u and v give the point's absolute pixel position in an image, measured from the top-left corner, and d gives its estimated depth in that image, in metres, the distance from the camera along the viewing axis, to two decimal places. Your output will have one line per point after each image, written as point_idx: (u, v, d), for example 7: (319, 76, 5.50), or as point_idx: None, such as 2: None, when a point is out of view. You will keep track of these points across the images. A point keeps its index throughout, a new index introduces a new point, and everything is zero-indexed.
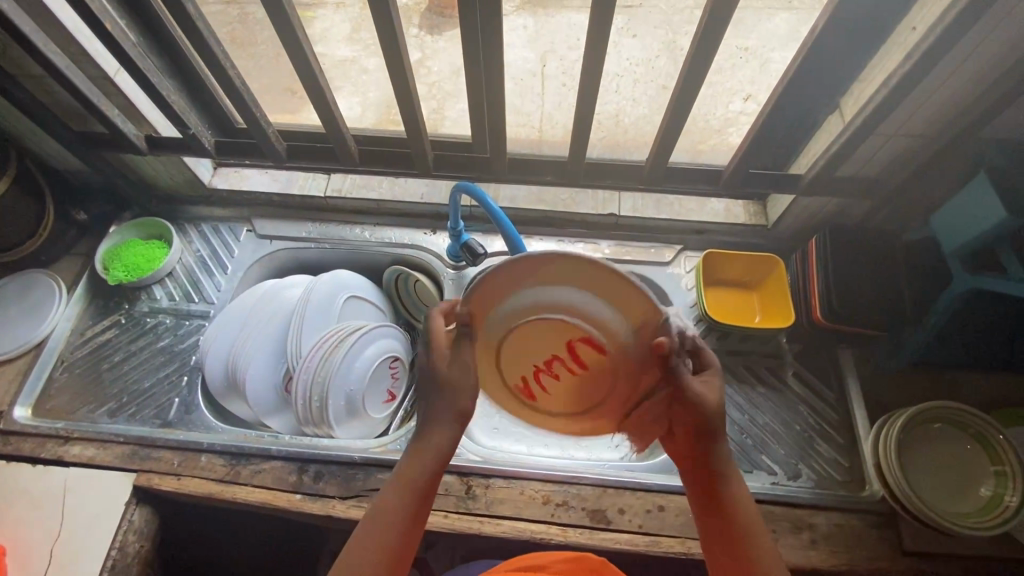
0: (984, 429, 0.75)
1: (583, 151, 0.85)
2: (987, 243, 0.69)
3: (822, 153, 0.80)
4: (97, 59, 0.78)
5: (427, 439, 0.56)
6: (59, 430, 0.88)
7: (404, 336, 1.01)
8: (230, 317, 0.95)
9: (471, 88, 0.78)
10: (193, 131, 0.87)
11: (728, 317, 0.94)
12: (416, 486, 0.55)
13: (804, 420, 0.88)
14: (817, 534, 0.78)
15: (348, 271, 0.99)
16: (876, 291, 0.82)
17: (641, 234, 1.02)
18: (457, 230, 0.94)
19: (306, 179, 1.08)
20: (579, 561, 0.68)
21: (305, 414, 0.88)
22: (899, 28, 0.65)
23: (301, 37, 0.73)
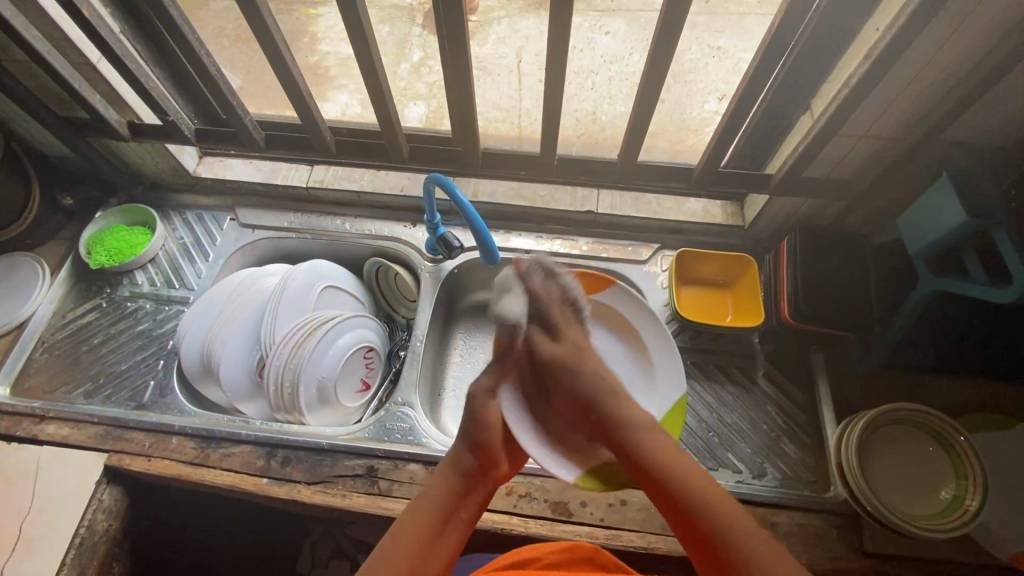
0: (946, 431, 0.75)
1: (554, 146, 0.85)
2: (950, 245, 0.69)
3: (791, 153, 0.80)
4: (78, 45, 0.80)
5: (451, 460, 0.64)
6: (35, 409, 0.90)
7: (380, 327, 1.02)
8: (209, 304, 0.96)
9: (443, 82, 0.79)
10: (173, 117, 0.89)
11: (700, 316, 0.94)
12: (442, 501, 0.60)
13: (773, 420, 0.88)
14: (778, 532, 0.78)
15: (327, 262, 1.01)
16: (846, 292, 0.82)
17: (618, 232, 1.03)
18: (434, 223, 0.95)
19: (290, 170, 1.09)
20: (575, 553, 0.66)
21: (277, 400, 0.89)
22: (863, 29, 0.66)
23: (273, 28, 0.74)
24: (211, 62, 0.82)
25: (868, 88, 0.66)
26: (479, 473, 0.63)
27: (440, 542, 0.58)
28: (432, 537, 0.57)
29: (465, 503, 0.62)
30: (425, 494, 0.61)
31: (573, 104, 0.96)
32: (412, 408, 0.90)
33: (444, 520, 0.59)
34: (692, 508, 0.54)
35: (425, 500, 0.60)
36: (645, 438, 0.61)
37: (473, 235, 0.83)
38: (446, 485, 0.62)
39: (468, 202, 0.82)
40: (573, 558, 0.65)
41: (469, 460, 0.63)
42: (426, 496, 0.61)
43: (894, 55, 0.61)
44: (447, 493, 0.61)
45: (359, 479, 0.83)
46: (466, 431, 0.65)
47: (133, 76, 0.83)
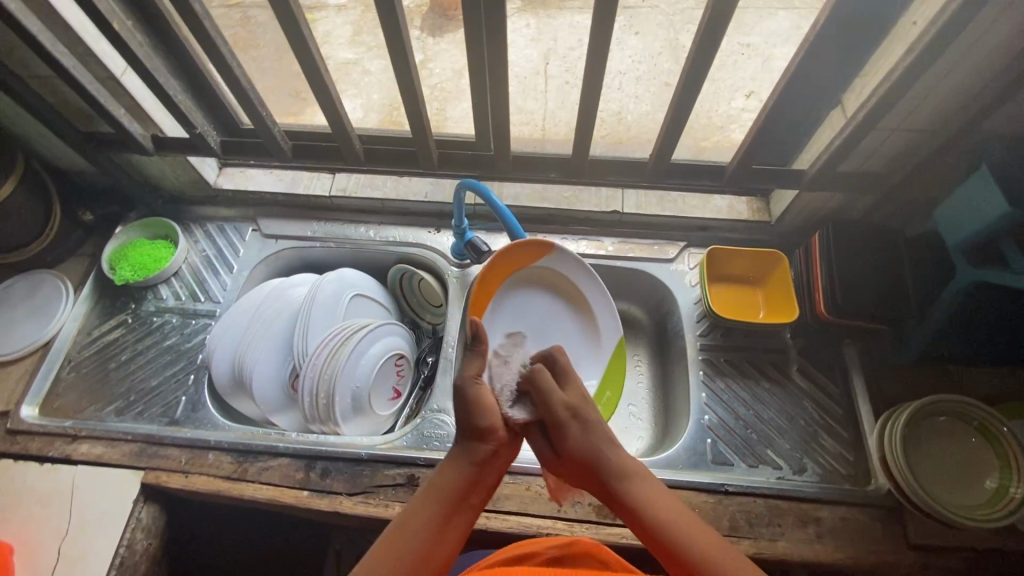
0: (988, 421, 0.76)
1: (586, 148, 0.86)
2: (990, 236, 0.70)
3: (825, 149, 0.80)
4: (103, 59, 0.79)
5: (463, 447, 0.62)
6: (66, 429, 0.88)
7: (408, 334, 1.01)
8: (236, 316, 0.96)
9: (475, 87, 0.79)
10: (199, 130, 0.88)
11: (732, 313, 0.94)
12: (455, 489, 0.58)
13: (809, 415, 0.89)
14: (823, 527, 0.79)
15: (353, 270, 1.00)
16: (881, 285, 0.82)
17: (644, 231, 1.03)
18: (462, 228, 0.95)
19: (312, 179, 1.08)
20: (574, 545, 0.65)
21: (312, 412, 0.88)
22: (901, 23, 0.66)
23: (307, 37, 0.74)
24: (241, 73, 0.81)
25: (908, 81, 0.66)
26: (489, 460, 0.61)
27: (450, 529, 0.57)
28: (442, 525, 0.56)
29: (476, 489, 0.60)
30: (433, 484, 0.59)
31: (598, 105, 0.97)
32: (448, 415, 0.89)
33: (455, 508, 0.58)
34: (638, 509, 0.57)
35: (435, 488, 0.58)
36: (650, 496, 0.57)
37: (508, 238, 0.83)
38: (456, 472, 0.60)
39: (503, 205, 0.82)
40: (571, 550, 0.64)
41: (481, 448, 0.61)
42: (437, 484, 0.59)
43: (937, 48, 0.62)
44: (459, 481, 0.59)
45: (400, 488, 0.82)
46: (468, 418, 0.62)
47: (160, 88, 0.82)
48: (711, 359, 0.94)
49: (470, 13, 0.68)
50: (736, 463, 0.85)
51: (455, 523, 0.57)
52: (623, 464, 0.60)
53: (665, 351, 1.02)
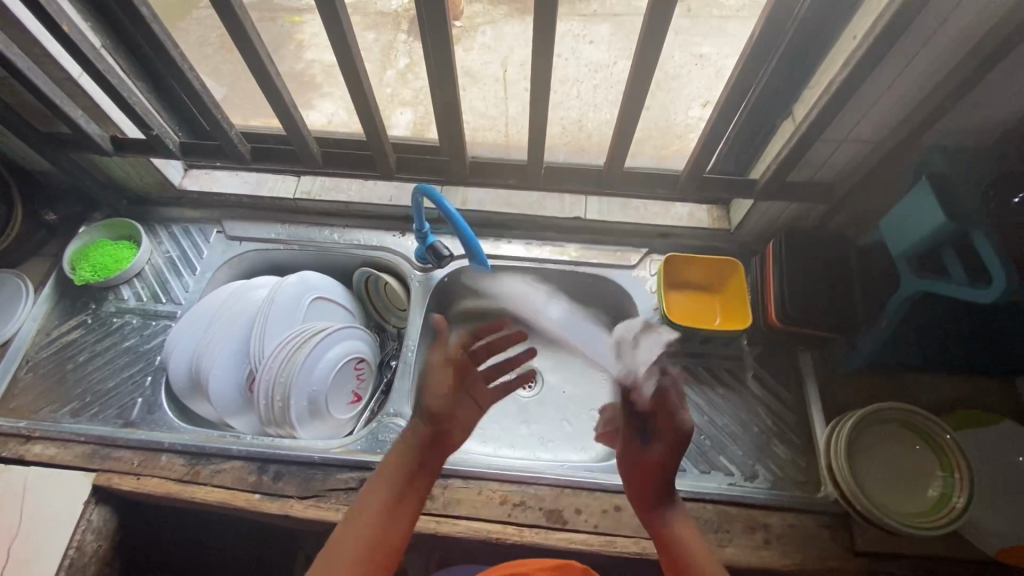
0: (932, 430, 0.77)
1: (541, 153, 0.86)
2: (931, 246, 0.71)
3: (774, 159, 0.82)
4: (59, 61, 0.80)
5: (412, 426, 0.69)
6: (21, 429, 0.88)
7: (370, 337, 1.02)
8: (197, 317, 0.96)
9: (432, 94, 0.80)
10: (156, 132, 0.89)
11: (690, 319, 0.95)
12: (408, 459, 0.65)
13: (763, 422, 0.89)
14: (771, 534, 0.79)
15: (315, 273, 1.01)
16: (830, 294, 0.84)
17: (607, 238, 1.04)
18: (423, 232, 0.96)
19: (276, 181, 1.09)
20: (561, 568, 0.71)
21: (268, 414, 0.88)
22: (841, 37, 0.67)
23: (257, 41, 0.74)
24: (194, 76, 0.82)
25: (844, 93, 0.67)
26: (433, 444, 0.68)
27: (404, 504, 0.62)
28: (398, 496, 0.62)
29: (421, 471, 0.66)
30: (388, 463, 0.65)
31: (560, 112, 0.98)
32: (404, 420, 0.90)
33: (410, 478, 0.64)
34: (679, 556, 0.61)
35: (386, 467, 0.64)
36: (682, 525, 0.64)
37: (462, 244, 0.84)
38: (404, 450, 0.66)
39: (456, 211, 0.83)
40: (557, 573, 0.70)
41: (422, 429, 0.68)
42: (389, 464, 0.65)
43: (869, 63, 0.63)
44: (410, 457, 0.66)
45: (352, 491, 0.82)
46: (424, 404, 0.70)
47: (116, 91, 0.82)
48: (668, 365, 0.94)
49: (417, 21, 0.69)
50: (688, 469, 0.86)
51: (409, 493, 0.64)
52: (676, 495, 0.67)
53: None
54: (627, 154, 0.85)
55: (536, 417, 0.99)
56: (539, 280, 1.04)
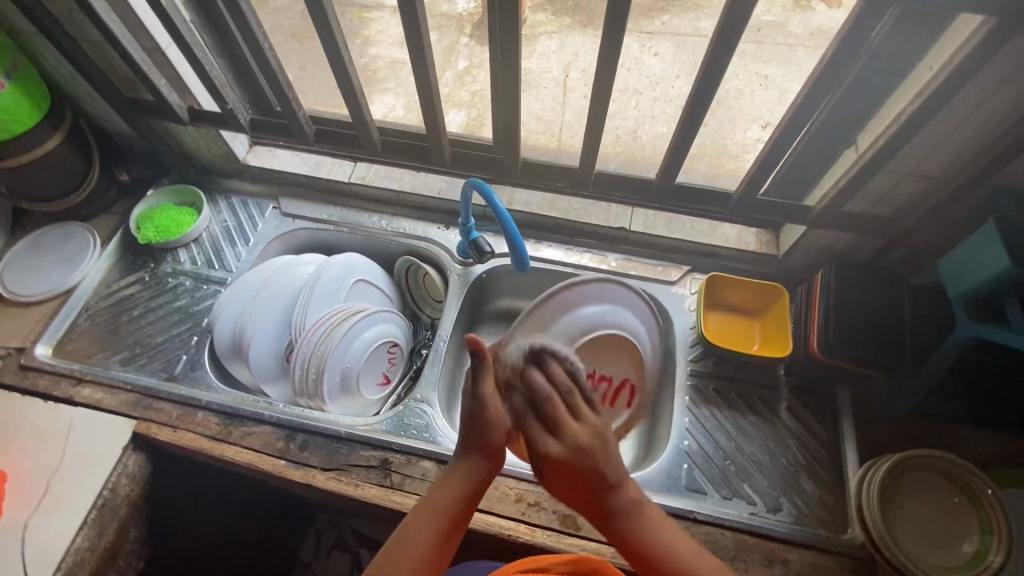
0: (973, 482, 0.73)
1: (593, 160, 0.87)
2: (992, 292, 0.68)
3: (832, 187, 0.80)
4: (151, 31, 0.85)
5: (462, 462, 0.62)
6: (74, 371, 0.94)
7: (405, 324, 1.04)
8: (244, 285, 1.00)
9: (493, 92, 0.82)
10: (230, 106, 0.94)
11: (726, 341, 0.94)
12: (440, 513, 0.59)
13: (792, 454, 0.87)
14: (789, 569, 0.77)
15: (360, 256, 1.04)
16: (877, 330, 0.81)
17: (650, 251, 1.04)
18: (467, 227, 0.97)
19: (333, 165, 1.13)
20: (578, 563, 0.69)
21: (301, 385, 0.91)
22: (917, 67, 0.65)
23: (334, 26, 0.78)
24: (273, 55, 0.86)
25: (912, 124, 0.66)
26: (486, 472, 0.62)
27: (448, 548, 0.58)
28: (437, 550, 0.57)
29: (468, 509, 0.61)
30: (429, 502, 0.60)
31: (615, 122, 0.99)
32: (429, 406, 0.91)
33: (448, 532, 0.58)
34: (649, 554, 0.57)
35: (430, 511, 0.59)
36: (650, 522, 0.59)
37: (506, 242, 0.86)
38: (453, 489, 0.60)
39: (504, 208, 0.84)
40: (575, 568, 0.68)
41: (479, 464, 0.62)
42: (432, 506, 0.59)
43: (944, 96, 0.61)
44: (458, 497, 0.60)
45: (372, 470, 0.84)
46: (468, 433, 0.62)
47: (199, 64, 0.88)
48: (698, 385, 0.93)
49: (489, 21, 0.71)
50: (709, 492, 0.84)
51: (450, 545, 0.59)
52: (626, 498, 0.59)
53: None
54: (679, 168, 0.85)
55: None
56: None
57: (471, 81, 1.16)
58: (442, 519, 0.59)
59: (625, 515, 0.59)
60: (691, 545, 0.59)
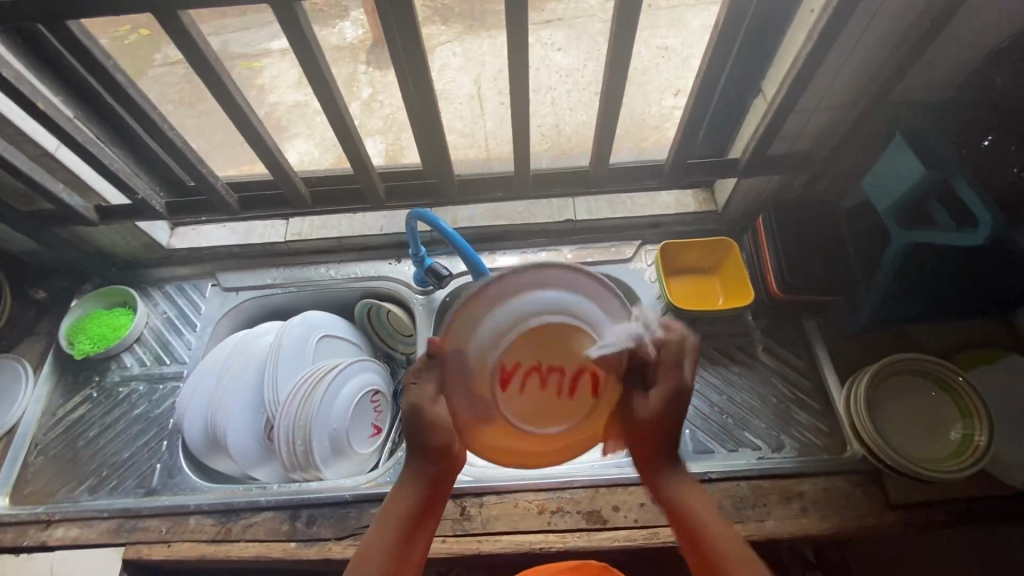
0: (944, 374, 0.79)
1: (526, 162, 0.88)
2: (916, 199, 0.73)
3: (752, 136, 0.84)
4: (36, 138, 0.80)
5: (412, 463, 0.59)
6: (40, 515, 0.87)
7: (381, 368, 1.02)
8: (206, 374, 0.95)
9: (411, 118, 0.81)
10: (141, 195, 0.89)
11: (693, 304, 0.96)
12: (400, 520, 0.57)
13: (778, 391, 0.91)
14: (806, 501, 0.81)
15: (317, 312, 1.01)
16: (825, 258, 0.86)
17: (600, 235, 1.06)
18: (419, 256, 0.97)
19: (267, 228, 1.08)
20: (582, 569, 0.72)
21: (291, 459, 0.88)
22: (800, 11, 0.70)
23: (233, 89, 0.75)
24: (175, 133, 0.82)
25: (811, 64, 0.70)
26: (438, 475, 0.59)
27: (409, 552, 0.57)
28: (399, 557, 0.56)
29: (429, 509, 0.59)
30: (387, 509, 0.58)
31: (536, 121, 1.01)
32: None
33: (409, 539, 0.57)
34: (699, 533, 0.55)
35: (390, 514, 0.58)
36: (695, 496, 0.58)
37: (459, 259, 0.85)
38: (407, 497, 0.58)
39: (451, 229, 0.84)
40: None
41: (426, 466, 0.58)
42: (392, 510, 0.58)
43: (830, 34, 0.66)
44: (413, 505, 0.58)
45: None
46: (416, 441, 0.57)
47: (97, 161, 0.82)
48: None
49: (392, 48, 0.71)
50: (716, 449, 0.87)
51: (416, 542, 0.58)
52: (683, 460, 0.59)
53: None
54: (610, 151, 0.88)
55: None
56: None
57: (380, 107, 1.08)
58: (399, 524, 0.57)
59: (679, 477, 0.58)
60: (727, 522, 0.56)
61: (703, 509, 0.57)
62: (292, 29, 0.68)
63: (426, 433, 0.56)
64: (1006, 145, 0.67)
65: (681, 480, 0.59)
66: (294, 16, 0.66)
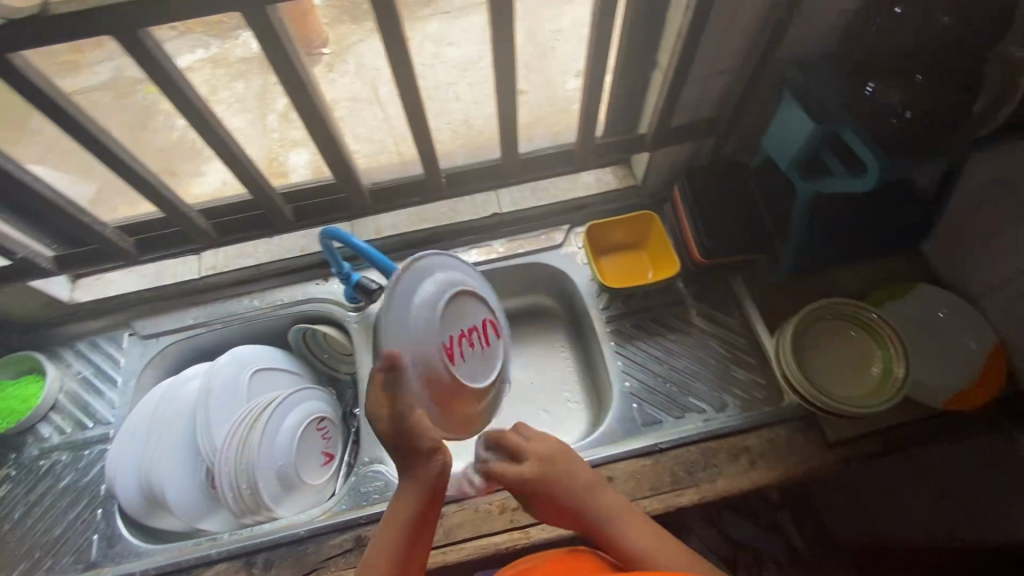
0: (860, 313, 0.83)
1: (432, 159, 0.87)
2: (813, 150, 0.75)
3: (654, 109, 0.85)
4: None
5: (416, 464, 0.62)
6: None
7: (324, 393, 0.98)
8: (133, 431, 0.89)
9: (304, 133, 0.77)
10: (20, 255, 0.83)
11: (626, 280, 0.99)
12: (404, 524, 0.62)
13: (716, 352, 0.93)
14: (753, 454, 0.84)
15: (246, 346, 0.96)
16: (740, 220, 0.88)
17: (528, 225, 1.06)
18: (345, 273, 0.93)
19: (178, 266, 1.03)
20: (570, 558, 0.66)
21: (240, 505, 0.84)
22: None
23: (94, 129, 0.69)
24: (41, 184, 0.75)
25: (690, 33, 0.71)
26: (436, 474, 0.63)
27: (415, 548, 0.62)
28: (403, 557, 0.61)
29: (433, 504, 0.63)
30: (392, 511, 0.62)
31: (443, 118, 0.95)
32: (383, 464, 0.87)
33: (413, 537, 0.62)
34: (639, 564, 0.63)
35: (391, 523, 0.62)
36: (632, 533, 0.65)
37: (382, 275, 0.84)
38: (409, 499, 0.62)
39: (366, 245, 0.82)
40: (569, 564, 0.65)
41: (425, 472, 0.62)
42: (392, 519, 0.62)
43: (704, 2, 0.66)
44: (414, 507, 0.62)
45: (349, 553, 0.80)
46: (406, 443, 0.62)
47: None
48: (618, 328, 0.97)
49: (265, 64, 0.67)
50: (665, 419, 0.89)
51: (420, 538, 0.63)
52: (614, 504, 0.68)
53: (579, 332, 1.05)
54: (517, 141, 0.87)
55: (513, 415, 1.00)
56: None
57: None
58: (403, 523, 0.61)
59: (610, 524, 0.67)
60: (661, 548, 0.64)
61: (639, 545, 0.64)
62: (145, 59, 0.63)
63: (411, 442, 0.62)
64: (890, 91, 0.71)
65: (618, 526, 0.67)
66: (142, 45, 0.61)
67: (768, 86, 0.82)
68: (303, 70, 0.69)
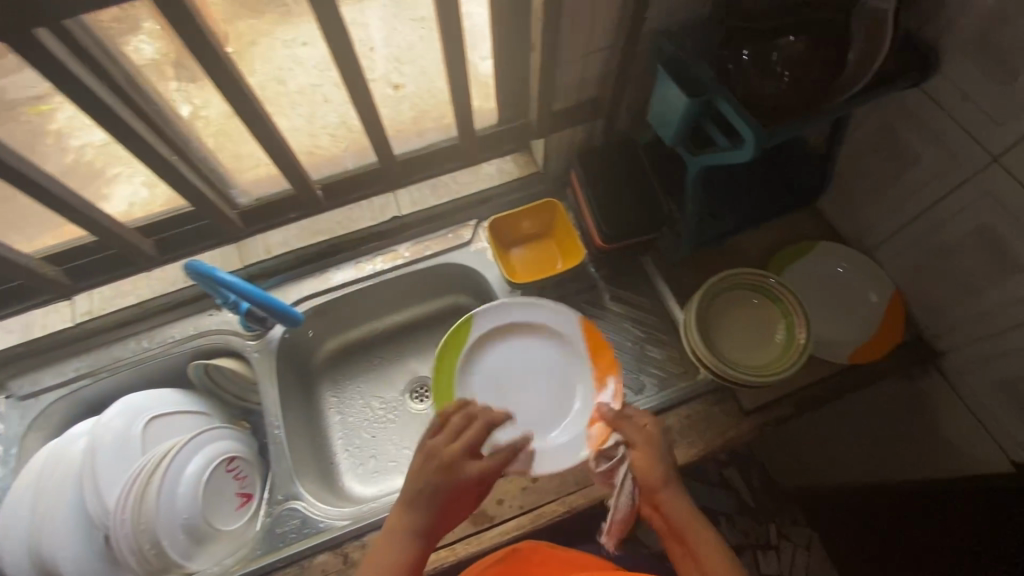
0: (762, 281, 0.83)
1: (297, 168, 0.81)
2: (695, 122, 0.73)
3: (534, 93, 0.81)
4: None
5: (445, 480, 0.63)
6: None
7: (232, 431, 0.92)
8: (15, 504, 0.81)
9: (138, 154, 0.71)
10: None
11: (537, 273, 0.96)
12: (419, 532, 0.63)
13: (635, 333, 0.92)
14: (674, 434, 0.83)
15: (139, 393, 0.88)
16: (638, 198, 0.87)
17: (432, 224, 1.00)
18: (233, 301, 0.85)
19: (48, 314, 0.95)
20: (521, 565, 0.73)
21: (146, 567, 0.79)
22: None
23: None
24: None
25: (538, 16, 0.68)
26: (465, 485, 0.65)
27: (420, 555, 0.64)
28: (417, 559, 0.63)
29: (449, 515, 0.66)
30: (405, 520, 0.64)
31: (324, 121, 0.88)
32: (299, 500, 0.85)
33: (423, 543, 0.64)
34: (692, 542, 0.64)
35: (398, 529, 0.64)
36: (687, 511, 0.66)
37: (261, 306, 0.84)
38: (425, 509, 0.64)
39: (234, 277, 0.81)
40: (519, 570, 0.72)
41: (456, 486, 0.64)
42: (402, 524, 0.64)
43: None
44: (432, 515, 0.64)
45: None
46: (452, 467, 0.64)
47: None
48: None
49: (58, 89, 0.61)
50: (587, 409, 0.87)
51: (428, 546, 0.65)
52: (675, 492, 0.67)
53: None
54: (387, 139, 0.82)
55: None
56: (385, 293, 1.01)
57: None
58: (416, 533, 0.63)
59: (672, 503, 0.66)
60: (712, 537, 0.65)
61: (696, 532, 0.64)
62: None
63: (462, 471, 0.64)
64: (768, 50, 0.71)
65: (683, 509, 0.66)
66: None
67: (641, 60, 0.79)
68: (105, 91, 0.63)
